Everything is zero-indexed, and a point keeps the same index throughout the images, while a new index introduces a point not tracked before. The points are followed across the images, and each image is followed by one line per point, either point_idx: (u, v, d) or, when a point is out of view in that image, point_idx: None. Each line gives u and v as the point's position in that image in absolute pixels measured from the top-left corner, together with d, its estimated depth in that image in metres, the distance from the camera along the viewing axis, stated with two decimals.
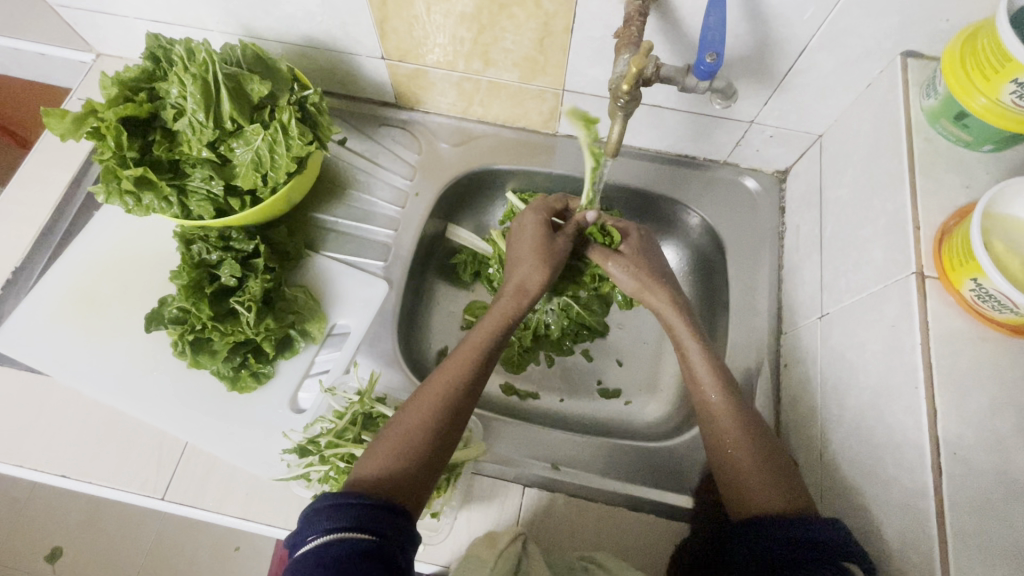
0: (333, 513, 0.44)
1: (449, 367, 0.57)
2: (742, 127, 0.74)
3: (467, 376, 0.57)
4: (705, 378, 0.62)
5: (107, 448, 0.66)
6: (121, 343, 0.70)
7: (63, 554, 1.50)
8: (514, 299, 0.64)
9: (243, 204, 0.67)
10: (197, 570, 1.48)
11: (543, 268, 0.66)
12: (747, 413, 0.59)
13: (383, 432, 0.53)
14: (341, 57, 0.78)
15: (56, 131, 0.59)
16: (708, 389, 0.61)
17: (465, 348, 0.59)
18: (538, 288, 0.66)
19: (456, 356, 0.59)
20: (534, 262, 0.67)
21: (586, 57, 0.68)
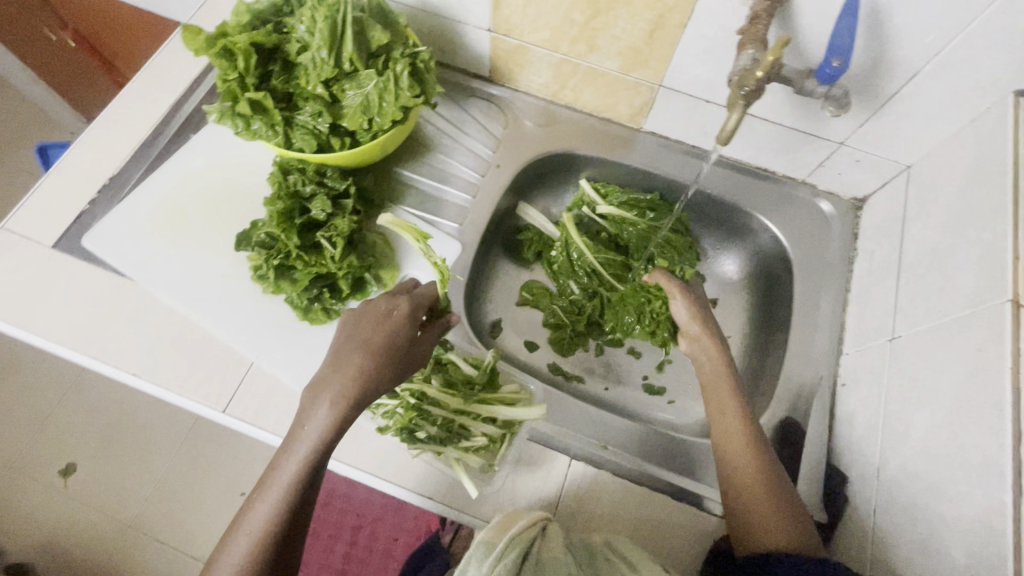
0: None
1: (316, 420, 0.53)
2: (831, 147, 0.75)
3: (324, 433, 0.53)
4: (733, 420, 0.61)
5: (178, 355, 0.68)
6: (203, 259, 0.73)
7: (77, 470, 1.56)
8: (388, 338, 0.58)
9: (341, 144, 0.69)
10: (203, 506, 1.52)
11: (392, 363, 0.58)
12: (770, 457, 0.59)
13: (272, 462, 0.54)
14: (447, 23, 0.80)
15: (190, 46, 0.62)
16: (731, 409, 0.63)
17: (332, 386, 0.54)
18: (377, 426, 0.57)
19: (318, 404, 0.53)
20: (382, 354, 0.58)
21: (693, 54, 0.69)
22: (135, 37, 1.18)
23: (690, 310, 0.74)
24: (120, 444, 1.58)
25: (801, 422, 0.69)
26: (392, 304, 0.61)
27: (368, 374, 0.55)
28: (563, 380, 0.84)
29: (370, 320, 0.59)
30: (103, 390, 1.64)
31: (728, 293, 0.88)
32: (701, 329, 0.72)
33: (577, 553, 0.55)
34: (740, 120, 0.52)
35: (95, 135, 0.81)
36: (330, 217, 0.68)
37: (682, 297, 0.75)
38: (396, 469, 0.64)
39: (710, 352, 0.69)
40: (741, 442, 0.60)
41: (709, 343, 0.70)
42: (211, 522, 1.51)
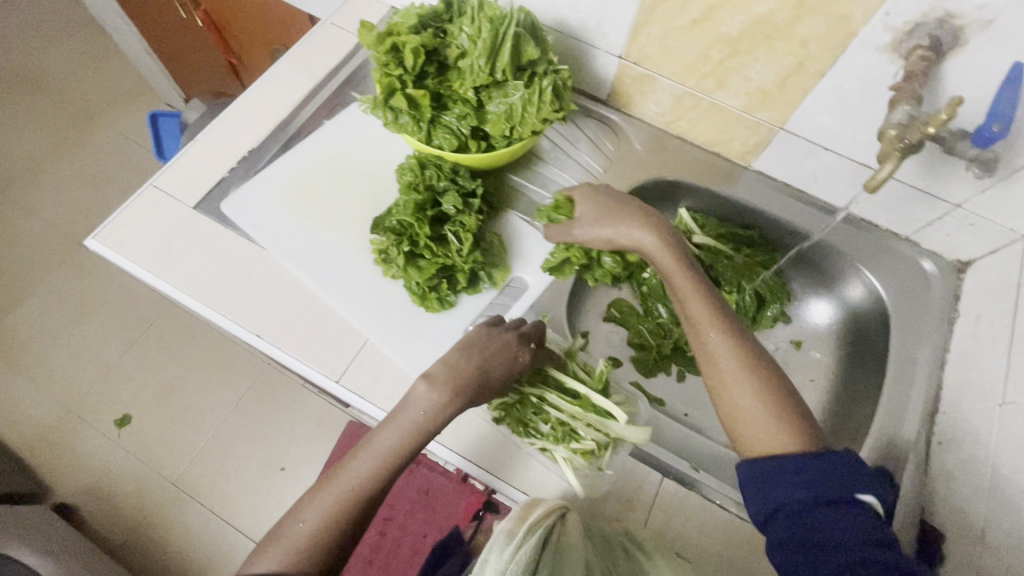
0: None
1: (378, 451, 0.56)
2: (944, 208, 0.76)
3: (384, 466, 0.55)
4: (721, 359, 0.59)
5: (299, 323, 0.72)
6: (329, 237, 0.77)
7: (131, 422, 1.62)
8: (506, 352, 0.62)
9: (478, 147, 0.73)
10: (243, 475, 1.57)
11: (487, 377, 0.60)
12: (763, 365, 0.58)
13: (321, 482, 0.55)
14: (580, 45, 0.85)
15: (362, 40, 0.68)
16: (705, 325, 0.61)
17: (398, 420, 0.57)
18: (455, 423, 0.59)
19: (385, 434, 0.57)
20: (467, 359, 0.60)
21: (823, 103, 0.72)
22: (262, 24, 1.27)
23: (675, 261, 0.66)
24: (174, 402, 1.64)
25: (893, 475, 0.69)
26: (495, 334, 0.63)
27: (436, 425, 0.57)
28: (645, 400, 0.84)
29: (482, 340, 0.62)
30: (164, 349, 1.71)
31: (814, 338, 0.89)
32: (672, 272, 0.66)
33: (597, 542, 0.57)
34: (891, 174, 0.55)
35: (239, 110, 0.87)
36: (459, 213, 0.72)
37: (644, 222, 0.69)
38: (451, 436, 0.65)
39: (683, 289, 0.65)
40: (759, 381, 0.57)
41: (684, 285, 0.65)
42: (250, 490, 1.55)
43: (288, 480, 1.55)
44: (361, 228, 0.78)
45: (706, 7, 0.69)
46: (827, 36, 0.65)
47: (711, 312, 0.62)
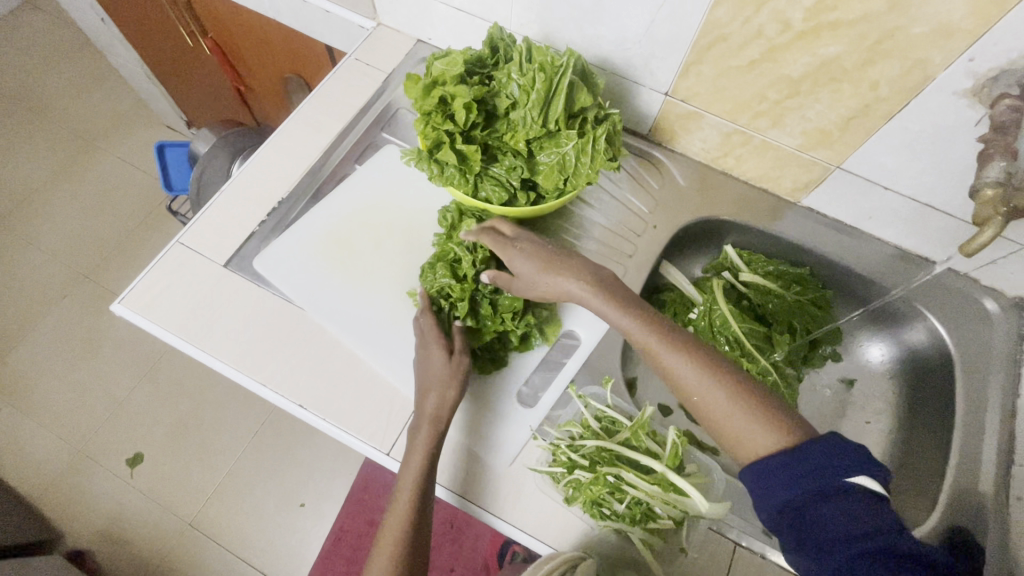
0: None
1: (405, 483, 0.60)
2: (1012, 248, 0.73)
3: (416, 491, 0.59)
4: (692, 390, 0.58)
5: (344, 390, 0.68)
6: (370, 294, 0.73)
7: (143, 461, 1.57)
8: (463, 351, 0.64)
9: (528, 198, 0.69)
10: (262, 513, 1.52)
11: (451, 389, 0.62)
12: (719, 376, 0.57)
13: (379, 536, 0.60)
14: (623, 82, 0.81)
15: (407, 92, 0.64)
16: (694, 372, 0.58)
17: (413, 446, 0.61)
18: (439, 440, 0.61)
19: (410, 459, 0.60)
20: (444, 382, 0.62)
21: (888, 144, 0.69)
22: (274, 54, 1.22)
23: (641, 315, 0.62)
24: (187, 439, 1.60)
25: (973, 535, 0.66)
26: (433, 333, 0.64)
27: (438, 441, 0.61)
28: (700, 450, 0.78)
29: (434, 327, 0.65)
30: (177, 384, 1.67)
31: (869, 378, 0.87)
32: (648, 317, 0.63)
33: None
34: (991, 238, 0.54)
35: (265, 157, 0.83)
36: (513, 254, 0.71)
37: (573, 274, 0.65)
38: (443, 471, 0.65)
39: (676, 366, 0.59)
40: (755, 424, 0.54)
41: (677, 364, 0.59)
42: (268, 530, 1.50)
43: (308, 517, 1.51)
44: (403, 283, 0.74)
45: (767, 48, 0.66)
46: (900, 79, 0.62)
47: (729, 409, 0.55)
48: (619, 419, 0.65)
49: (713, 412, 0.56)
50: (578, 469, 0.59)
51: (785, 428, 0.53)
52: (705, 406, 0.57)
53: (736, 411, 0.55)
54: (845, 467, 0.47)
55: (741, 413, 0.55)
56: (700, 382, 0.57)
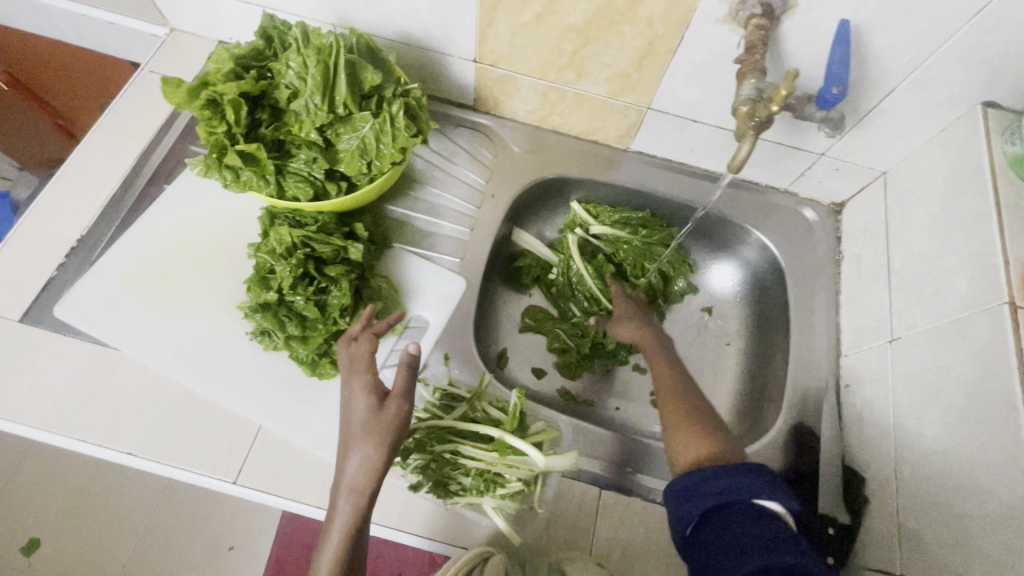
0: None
1: (352, 483, 0.52)
2: (812, 158, 0.78)
3: (365, 492, 0.52)
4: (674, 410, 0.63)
5: (179, 427, 0.64)
6: (193, 321, 0.68)
7: (40, 545, 1.42)
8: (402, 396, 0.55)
9: (339, 189, 0.66)
10: (188, 567, 1.43)
11: (379, 447, 0.53)
12: (700, 402, 0.64)
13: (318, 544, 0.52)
14: (432, 55, 0.79)
15: (170, 99, 0.59)
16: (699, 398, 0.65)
17: (362, 444, 0.53)
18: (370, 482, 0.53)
19: (362, 459, 0.53)
20: (367, 441, 0.53)
21: (681, 78, 0.71)
22: (78, 81, 1.10)
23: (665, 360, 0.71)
24: (86, 512, 1.46)
25: (813, 427, 0.71)
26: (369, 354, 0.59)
27: (389, 433, 0.54)
28: (575, 405, 0.84)
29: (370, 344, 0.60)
30: (56, 458, 1.49)
31: (723, 302, 0.91)
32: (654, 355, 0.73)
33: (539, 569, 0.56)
34: (750, 150, 0.55)
35: (55, 193, 0.74)
36: (337, 252, 0.65)
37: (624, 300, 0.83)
38: (303, 489, 0.63)
39: (667, 398, 0.65)
40: (701, 441, 0.58)
41: (674, 406, 0.64)
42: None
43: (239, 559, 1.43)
44: (230, 301, 0.70)
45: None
46: (669, 13, 0.63)
47: (681, 423, 0.61)
48: (455, 395, 0.65)
49: (670, 431, 0.61)
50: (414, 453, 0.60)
51: (716, 445, 0.57)
52: (675, 429, 0.61)
53: (681, 424, 0.61)
54: (755, 489, 0.48)
55: (687, 427, 0.60)
56: (690, 418, 0.61)
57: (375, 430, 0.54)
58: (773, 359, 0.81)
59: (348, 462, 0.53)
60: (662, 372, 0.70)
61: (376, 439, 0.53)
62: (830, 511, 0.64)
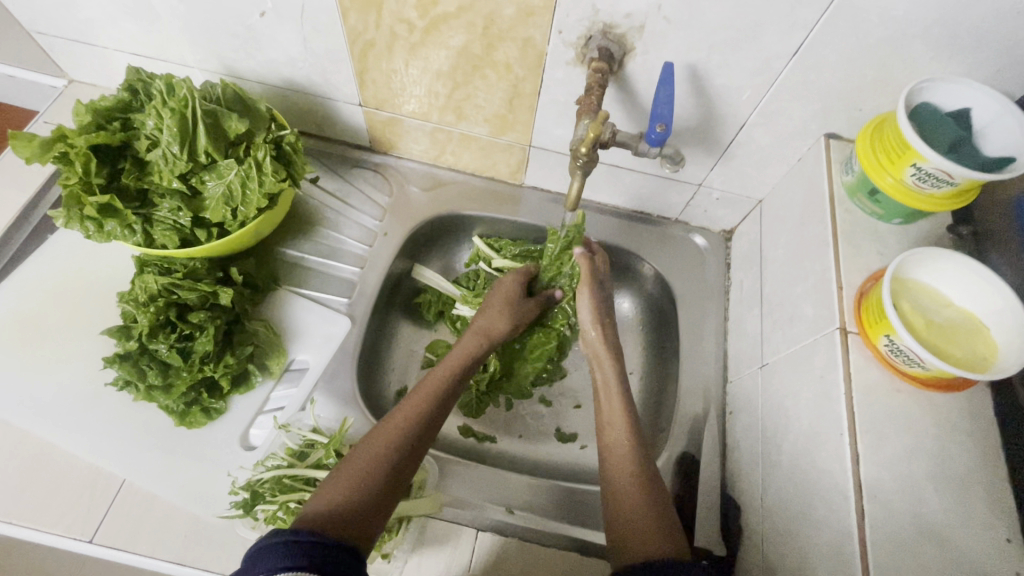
0: (270, 555, 0.41)
1: (397, 418, 0.57)
2: (691, 189, 0.80)
3: (411, 423, 0.57)
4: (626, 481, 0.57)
5: (37, 484, 0.62)
6: (57, 372, 0.66)
7: None
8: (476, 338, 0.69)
9: (209, 235, 0.67)
10: None
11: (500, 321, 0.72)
12: (655, 484, 0.57)
13: (336, 469, 0.52)
14: (319, 101, 0.80)
15: (22, 155, 0.60)
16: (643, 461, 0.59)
17: (423, 390, 0.61)
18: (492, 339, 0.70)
19: (415, 399, 0.60)
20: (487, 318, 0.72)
21: (552, 117, 0.73)
22: None
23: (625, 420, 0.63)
24: None
25: (695, 456, 0.70)
26: (492, 307, 0.73)
27: (445, 387, 0.62)
28: (475, 442, 0.81)
29: (501, 295, 0.75)
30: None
31: (624, 330, 0.89)
32: (613, 403, 0.65)
33: None
34: (580, 188, 0.59)
35: None
36: (205, 299, 0.65)
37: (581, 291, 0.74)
38: (161, 546, 0.61)
39: (622, 472, 0.58)
40: (650, 537, 0.52)
41: (624, 480, 0.58)
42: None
43: None
44: (99, 351, 0.68)
45: (408, 47, 0.68)
46: (523, 58, 0.66)
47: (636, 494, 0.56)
48: (316, 440, 0.63)
49: (625, 503, 0.56)
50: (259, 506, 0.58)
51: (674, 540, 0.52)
52: (624, 501, 0.56)
53: (637, 506, 0.55)
54: None
55: (640, 502, 0.55)
56: (642, 500, 0.55)
57: (432, 381, 0.63)
58: (665, 387, 0.80)
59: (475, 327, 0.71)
60: (615, 440, 0.61)
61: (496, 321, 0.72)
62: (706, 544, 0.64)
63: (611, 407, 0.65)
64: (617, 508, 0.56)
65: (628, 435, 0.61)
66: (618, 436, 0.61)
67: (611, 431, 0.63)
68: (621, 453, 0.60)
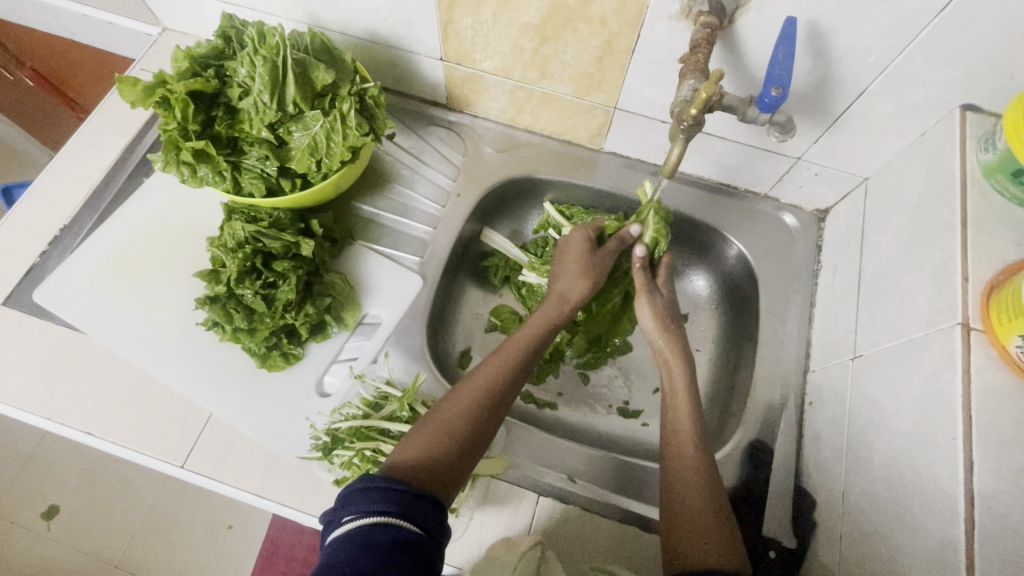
0: (361, 496, 0.43)
1: (477, 379, 0.58)
2: (789, 162, 0.73)
3: (491, 387, 0.57)
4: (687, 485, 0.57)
5: (135, 410, 0.67)
6: (153, 310, 0.70)
7: (60, 511, 1.34)
8: (556, 305, 0.67)
9: (293, 186, 0.68)
10: (189, 547, 1.32)
11: (584, 280, 0.68)
12: (719, 493, 0.57)
13: (419, 425, 0.54)
14: (400, 54, 0.79)
15: (127, 98, 0.62)
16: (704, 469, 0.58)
17: (502, 354, 0.61)
18: (578, 298, 0.68)
19: (495, 361, 0.60)
20: (575, 274, 0.69)
21: (643, 78, 0.69)
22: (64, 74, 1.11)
23: (693, 425, 0.61)
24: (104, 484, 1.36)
25: (767, 445, 0.68)
26: (566, 266, 0.70)
27: (525, 352, 0.62)
28: (535, 408, 0.80)
29: (572, 255, 0.71)
30: (22, 435, 1.39)
31: (697, 309, 0.85)
32: (682, 407, 0.63)
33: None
34: (680, 153, 0.56)
35: (44, 184, 0.79)
36: (289, 249, 0.67)
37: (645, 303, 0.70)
38: (243, 476, 0.65)
39: (686, 480, 0.57)
40: (710, 542, 0.52)
41: (694, 487, 0.56)
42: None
43: (237, 541, 1.31)
44: (190, 292, 0.72)
45: None
46: (621, 11, 0.61)
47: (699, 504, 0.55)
48: (388, 393, 0.65)
49: (685, 509, 0.55)
50: (335, 451, 0.61)
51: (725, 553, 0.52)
52: (682, 505, 0.56)
53: (701, 513, 0.54)
54: None
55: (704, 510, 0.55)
56: (704, 505, 0.55)
57: (512, 346, 0.62)
58: (737, 370, 0.77)
59: (559, 285, 0.69)
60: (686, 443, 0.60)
61: (585, 272, 0.69)
62: (774, 535, 0.62)
63: (680, 408, 0.63)
64: (676, 510, 0.56)
65: (694, 443, 0.60)
66: (685, 439, 0.60)
67: (677, 434, 0.61)
68: (688, 462, 0.58)
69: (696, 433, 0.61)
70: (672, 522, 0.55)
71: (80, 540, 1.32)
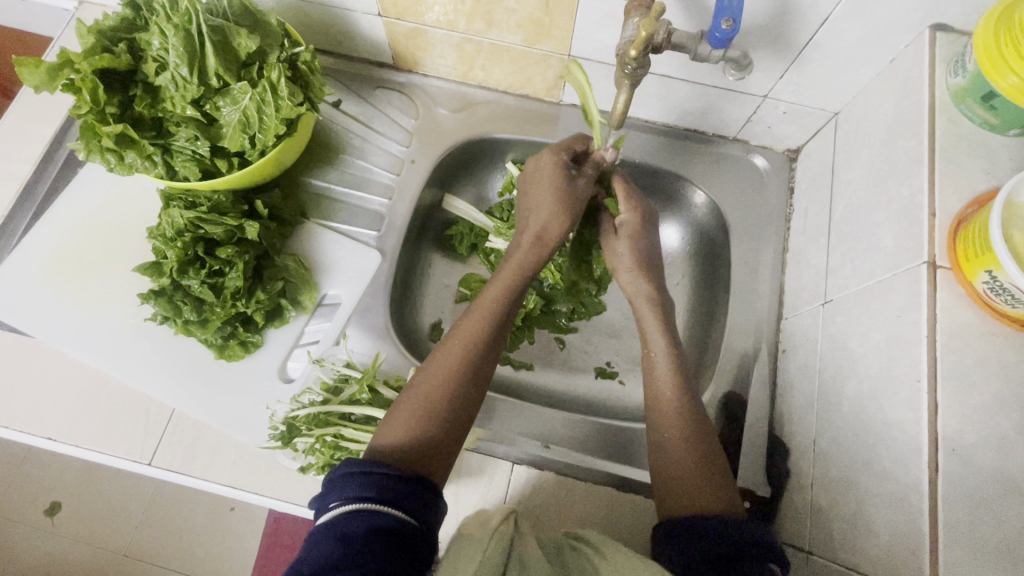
0: (345, 483, 0.44)
1: (453, 345, 0.55)
2: (755, 102, 0.69)
3: (467, 352, 0.54)
4: (672, 426, 0.56)
5: (96, 412, 0.65)
6: (100, 307, 0.68)
7: (63, 507, 1.35)
8: (533, 249, 0.62)
9: (230, 166, 0.64)
10: (194, 529, 1.33)
11: (562, 216, 0.62)
12: (705, 437, 0.56)
13: (399, 403, 0.52)
14: (334, 12, 0.72)
15: (31, 83, 0.57)
16: (680, 403, 0.57)
17: (478, 311, 0.58)
18: (556, 238, 0.62)
19: (469, 322, 0.57)
20: (554, 208, 0.62)
21: (595, 20, 0.63)
22: None
23: (670, 372, 0.59)
24: (100, 476, 1.36)
25: (742, 396, 0.67)
26: (538, 198, 0.63)
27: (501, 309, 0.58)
28: (512, 369, 0.79)
29: (537, 183, 0.64)
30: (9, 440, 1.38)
31: (671, 262, 0.82)
32: (659, 364, 0.60)
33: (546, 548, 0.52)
34: (628, 99, 0.52)
35: None
36: (235, 233, 0.64)
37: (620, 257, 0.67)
38: (212, 469, 0.64)
39: (670, 429, 0.56)
40: (706, 490, 0.52)
41: (674, 441, 0.55)
42: (179, 559, 1.33)
43: (241, 521, 1.32)
44: (136, 286, 0.69)
45: None
46: None
47: (684, 451, 0.54)
48: (349, 375, 0.64)
49: (672, 460, 0.54)
50: (297, 440, 0.61)
51: (709, 496, 0.51)
52: (672, 457, 0.55)
53: (683, 463, 0.54)
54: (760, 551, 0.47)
55: (687, 457, 0.54)
56: (687, 454, 0.54)
57: (482, 307, 0.58)
58: (711, 322, 0.75)
59: (533, 224, 0.63)
60: (660, 398, 0.58)
61: (563, 206, 0.62)
62: (749, 485, 0.63)
63: (660, 356, 0.61)
64: (667, 460, 0.55)
65: (675, 390, 0.58)
66: (661, 371, 0.60)
67: (655, 387, 0.59)
68: (668, 410, 0.57)
69: (676, 378, 0.59)
70: (660, 480, 0.54)
71: (85, 531, 1.33)
